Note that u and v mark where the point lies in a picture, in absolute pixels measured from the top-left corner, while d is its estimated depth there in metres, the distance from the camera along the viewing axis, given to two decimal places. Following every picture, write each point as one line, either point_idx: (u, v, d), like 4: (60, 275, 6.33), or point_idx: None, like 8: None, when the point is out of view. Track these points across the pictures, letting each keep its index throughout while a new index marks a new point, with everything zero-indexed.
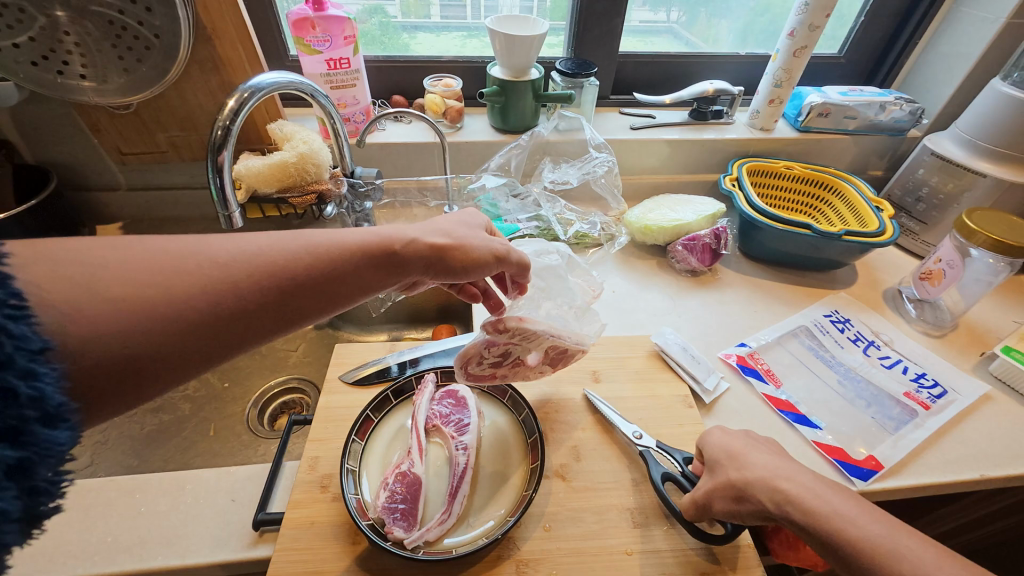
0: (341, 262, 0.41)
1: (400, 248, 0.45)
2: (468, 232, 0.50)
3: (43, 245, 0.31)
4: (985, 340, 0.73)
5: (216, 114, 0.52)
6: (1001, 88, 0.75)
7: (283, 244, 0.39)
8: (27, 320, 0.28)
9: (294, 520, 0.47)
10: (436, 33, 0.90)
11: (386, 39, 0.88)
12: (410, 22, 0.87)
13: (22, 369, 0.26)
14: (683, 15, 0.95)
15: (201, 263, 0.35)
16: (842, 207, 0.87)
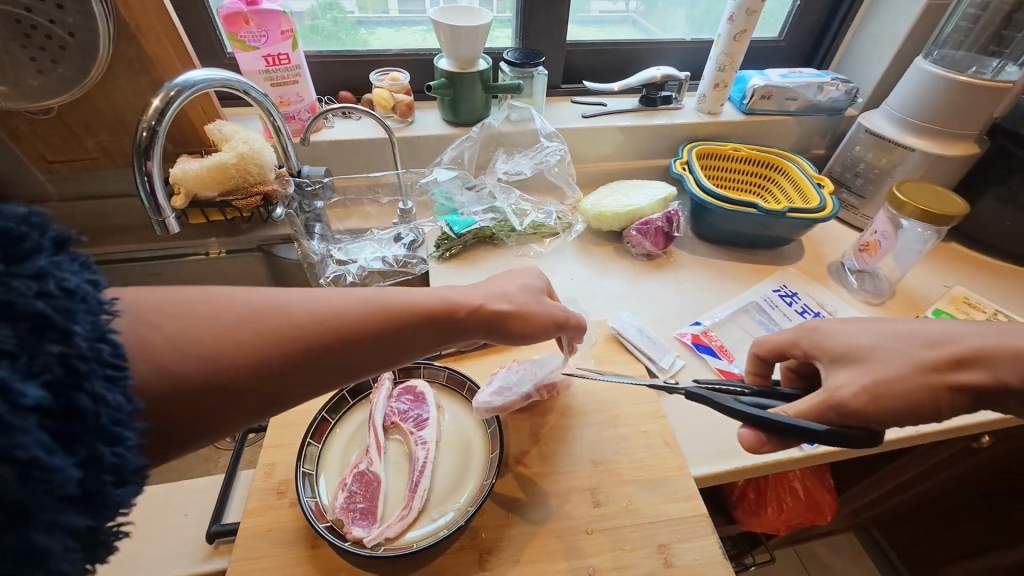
0: (401, 332, 0.43)
1: (460, 311, 0.46)
2: (532, 298, 0.51)
3: (151, 296, 0.35)
4: (919, 305, 0.77)
5: (140, 115, 0.49)
6: (924, 66, 0.79)
7: (343, 307, 0.41)
8: (122, 385, 0.28)
9: (251, 529, 0.46)
10: (396, 28, 0.89)
11: (343, 35, 0.86)
12: (367, 17, 0.85)
13: (110, 435, 0.27)
14: (641, 4, 0.97)
15: (276, 322, 0.37)
16: (787, 185, 0.90)
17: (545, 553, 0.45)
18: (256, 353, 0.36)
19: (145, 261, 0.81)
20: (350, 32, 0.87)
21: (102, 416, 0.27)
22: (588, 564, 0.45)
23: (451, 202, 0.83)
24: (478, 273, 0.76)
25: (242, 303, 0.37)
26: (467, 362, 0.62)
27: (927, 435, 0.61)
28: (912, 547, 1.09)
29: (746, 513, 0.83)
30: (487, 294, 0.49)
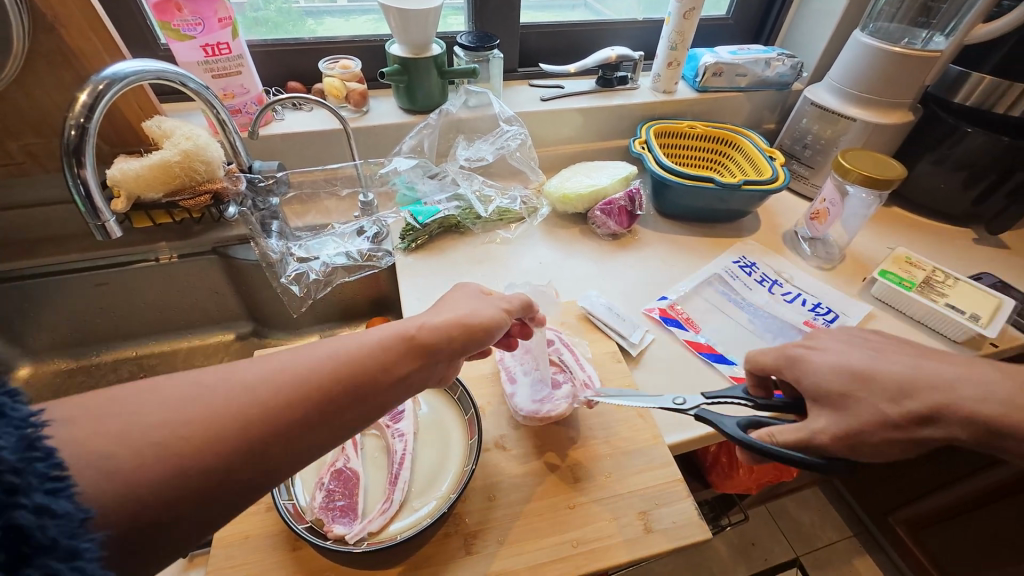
0: (386, 375, 0.38)
1: (429, 341, 0.41)
2: (473, 301, 0.47)
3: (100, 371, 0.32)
4: (867, 267, 0.82)
5: (66, 111, 0.46)
6: (861, 39, 0.83)
7: (307, 366, 0.35)
8: (68, 492, 0.25)
9: (226, 539, 0.45)
10: (344, 18, 0.86)
11: (288, 26, 0.83)
12: (313, 7, 0.83)
13: (64, 551, 0.24)
14: None
15: (232, 392, 0.32)
16: (742, 159, 0.93)
17: (529, 532, 0.46)
18: (246, 429, 0.31)
19: (91, 272, 0.76)
20: (295, 23, 0.84)
21: (50, 529, 0.24)
22: (573, 537, 0.46)
23: (413, 191, 0.81)
24: (446, 263, 0.75)
25: (221, 373, 0.33)
26: None
27: None
28: (870, 494, 1.17)
29: (720, 476, 0.88)
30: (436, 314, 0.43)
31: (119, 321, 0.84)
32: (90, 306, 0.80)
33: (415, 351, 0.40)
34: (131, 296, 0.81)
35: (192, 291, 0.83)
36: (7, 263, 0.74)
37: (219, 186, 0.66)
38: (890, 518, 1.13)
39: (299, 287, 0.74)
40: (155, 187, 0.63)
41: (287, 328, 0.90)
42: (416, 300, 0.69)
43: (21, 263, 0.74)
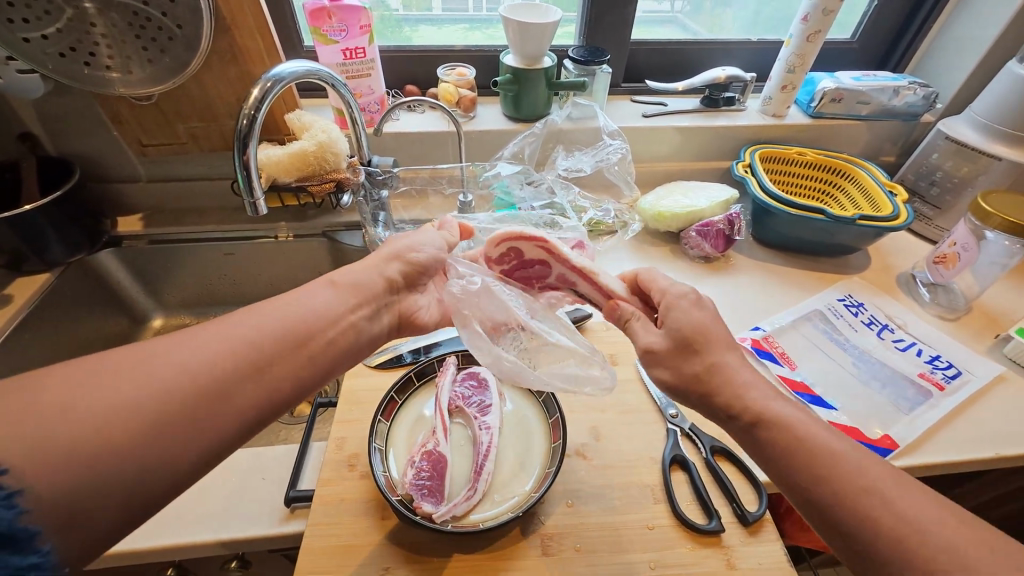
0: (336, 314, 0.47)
1: (358, 284, 0.51)
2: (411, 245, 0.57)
3: None
4: (1000, 323, 0.73)
5: (240, 104, 0.52)
6: (1015, 70, 0.76)
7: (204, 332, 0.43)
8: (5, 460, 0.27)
9: (326, 497, 0.49)
10: (439, 26, 0.91)
11: (388, 32, 0.89)
12: (412, 15, 0.88)
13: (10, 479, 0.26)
14: (687, 5, 0.96)
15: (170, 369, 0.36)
16: (855, 192, 0.87)
17: (605, 546, 0.46)
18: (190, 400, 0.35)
19: (220, 240, 0.87)
20: (392, 29, 0.89)
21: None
22: (651, 558, 0.45)
23: (509, 196, 0.82)
24: None
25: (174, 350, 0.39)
26: None
27: (1007, 458, 0.58)
28: None
29: (795, 526, 0.83)
30: (364, 262, 0.54)
31: (236, 288, 0.94)
32: (216, 272, 0.91)
33: (380, 259, 0.54)
34: (248, 267, 0.91)
35: (300, 269, 0.92)
36: (157, 226, 0.86)
37: (342, 176, 0.73)
38: None
39: None
40: (290, 172, 0.71)
41: None
42: None
43: (170, 228, 0.86)
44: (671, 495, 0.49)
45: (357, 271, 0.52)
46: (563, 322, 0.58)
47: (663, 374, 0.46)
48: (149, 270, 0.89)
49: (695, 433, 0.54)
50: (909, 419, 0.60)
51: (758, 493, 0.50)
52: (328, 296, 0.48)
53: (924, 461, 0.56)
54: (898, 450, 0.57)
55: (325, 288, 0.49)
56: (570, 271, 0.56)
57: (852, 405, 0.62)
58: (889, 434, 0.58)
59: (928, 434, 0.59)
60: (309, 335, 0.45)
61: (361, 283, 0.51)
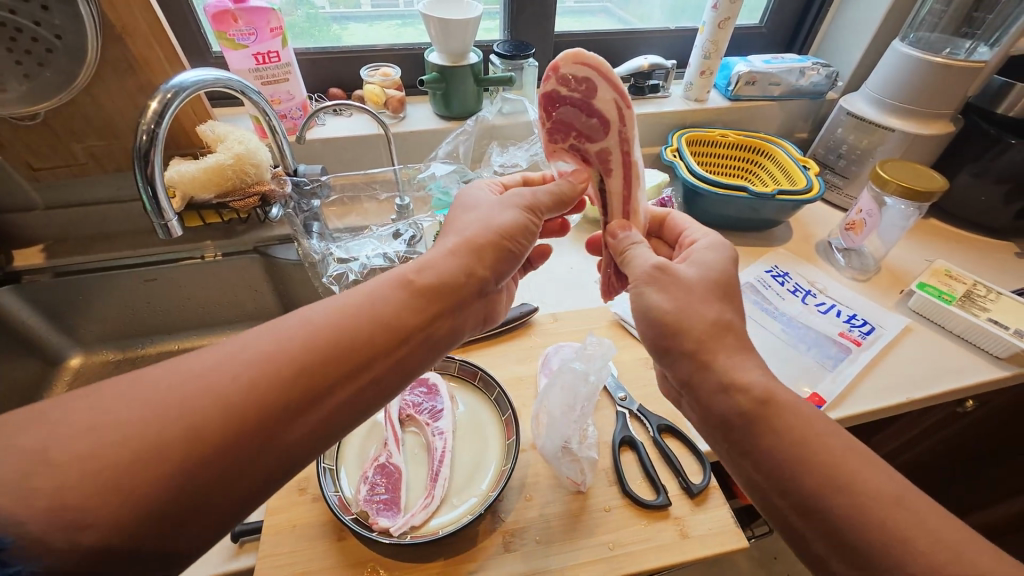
0: (379, 345, 0.39)
1: (436, 283, 0.43)
2: (476, 220, 0.48)
3: None
4: (903, 280, 0.81)
5: (138, 118, 0.48)
6: (901, 48, 0.83)
7: (224, 364, 0.34)
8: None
9: (275, 526, 0.47)
10: (368, 23, 0.88)
11: (315, 32, 0.85)
12: (339, 12, 0.84)
13: None
14: None
15: None
16: (773, 168, 0.93)
17: (566, 533, 0.47)
18: None
19: (139, 266, 0.80)
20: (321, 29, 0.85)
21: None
22: (609, 539, 0.47)
23: (448, 197, 0.81)
24: None
25: None
26: (474, 353, 0.64)
27: (915, 402, 0.64)
28: None
29: None
30: (442, 254, 0.45)
31: (162, 314, 0.88)
32: (139, 300, 0.84)
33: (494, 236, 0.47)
34: (174, 291, 0.85)
35: (233, 287, 0.87)
36: (61, 257, 0.78)
37: (267, 188, 0.69)
38: None
39: (339, 287, 0.73)
40: (209, 189, 0.66)
41: None
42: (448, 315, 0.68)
43: (78, 257, 0.79)
44: (622, 475, 0.51)
45: (437, 262, 0.44)
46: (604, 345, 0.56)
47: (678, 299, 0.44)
48: (58, 306, 0.81)
49: (643, 413, 0.56)
50: (833, 375, 0.65)
51: (702, 463, 0.52)
52: (387, 310, 0.40)
53: (846, 414, 0.61)
54: (825, 407, 0.61)
55: (399, 291, 0.41)
56: (615, 155, 0.50)
57: (783, 369, 0.66)
58: (816, 392, 0.63)
59: (850, 388, 0.64)
60: (351, 344, 0.37)
61: (433, 282, 0.43)
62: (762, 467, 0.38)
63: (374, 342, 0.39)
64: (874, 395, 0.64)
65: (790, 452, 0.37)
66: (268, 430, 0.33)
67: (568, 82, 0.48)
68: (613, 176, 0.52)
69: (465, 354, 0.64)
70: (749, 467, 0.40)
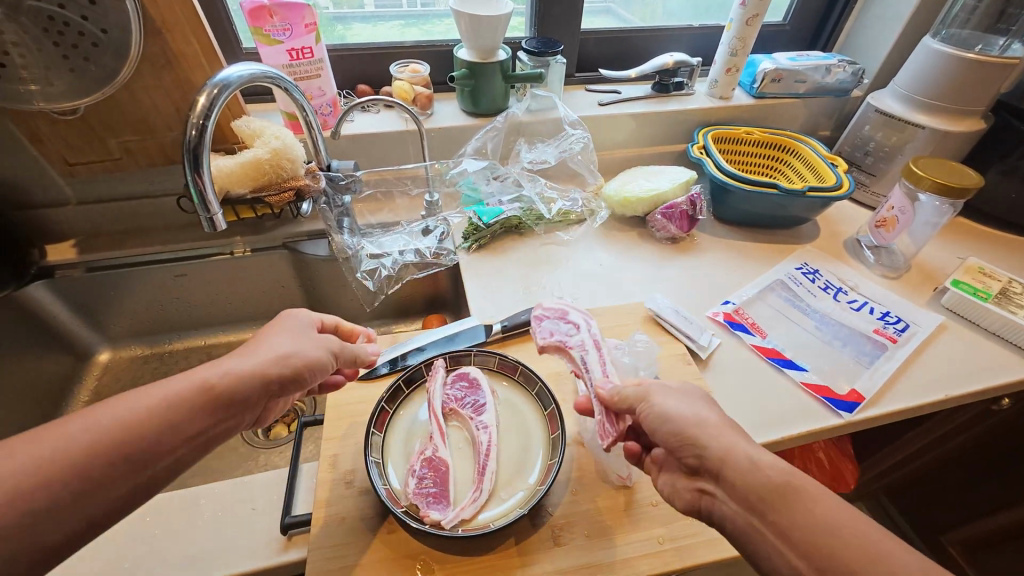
0: (173, 445, 0.35)
1: (235, 392, 0.39)
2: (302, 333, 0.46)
3: None
4: (935, 277, 0.81)
5: (187, 113, 0.48)
6: (931, 45, 0.82)
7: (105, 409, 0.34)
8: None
9: (324, 518, 0.47)
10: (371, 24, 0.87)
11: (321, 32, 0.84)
12: (342, 14, 0.84)
13: None
14: None
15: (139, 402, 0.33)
16: (800, 165, 0.93)
17: (615, 528, 0.47)
18: None
19: (169, 262, 0.81)
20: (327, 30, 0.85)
21: None
22: (658, 534, 0.47)
23: (476, 192, 0.85)
24: (508, 263, 0.78)
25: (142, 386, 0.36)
26: (512, 348, 0.64)
27: (953, 400, 0.64)
28: (919, 514, 1.14)
29: None
30: (256, 358, 0.41)
31: (189, 310, 0.88)
32: (167, 296, 0.85)
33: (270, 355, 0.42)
34: (202, 288, 0.85)
35: (261, 283, 0.87)
36: (93, 253, 0.79)
37: (302, 184, 0.69)
38: (941, 539, 1.10)
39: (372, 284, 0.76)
40: (245, 183, 0.66)
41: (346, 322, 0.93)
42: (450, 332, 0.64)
43: (110, 253, 0.79)
44: None
45: (246, 367, 0.40)
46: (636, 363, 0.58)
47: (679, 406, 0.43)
48: (88, 301, 0.81)
49: None
50: (870, 372, 0.65)
51: None
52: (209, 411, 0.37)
53: (885, 411, 0.61)
54: (864, 403, 0.61)
55: (190, 393, 0.37)
56: (591, 343, 0.54)
57: (820, 365, 0.66)
58: (855, 389, 0.63)
59: (887, 385, 0.64)
60: (149, 442, 0.34)
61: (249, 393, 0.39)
62: (737, 494, 0.38)
63: (165, 441, 0.35)
64: (912, 392, 0.63)
65: (764, 483, 0.37)
66: (103, 483, 0.32)
67: (554, 313, 0.57)
68: (591, 355, 0.53)
69: (502, 349, 0.64)
70: (724, 494, 0.39)
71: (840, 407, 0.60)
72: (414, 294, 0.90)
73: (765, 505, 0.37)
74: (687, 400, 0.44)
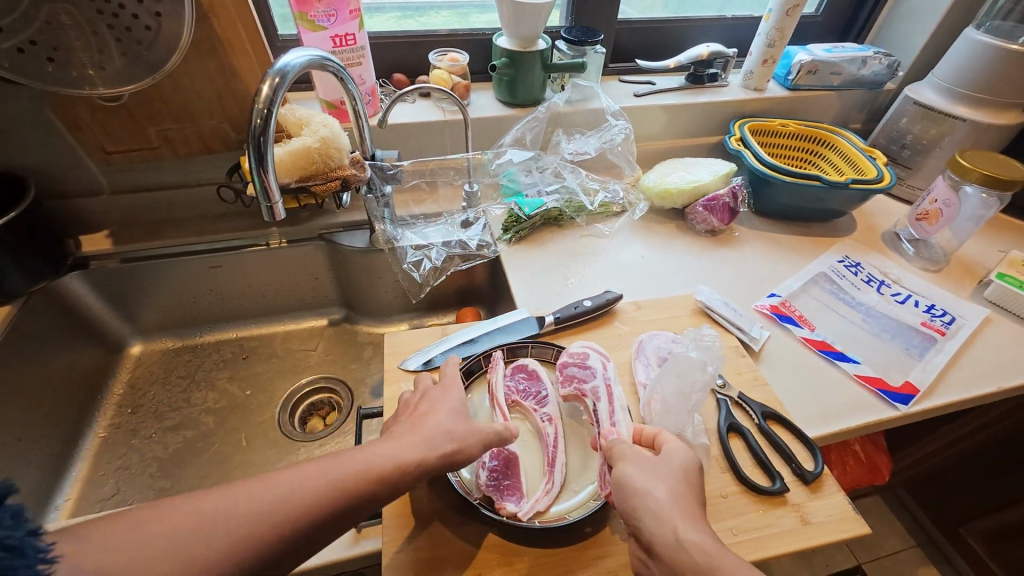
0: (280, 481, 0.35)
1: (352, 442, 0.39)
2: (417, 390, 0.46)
3: None
4: (976, 271, 0.81)
5: (252, 101, 0.47)
6: (975, 37, 0.82)
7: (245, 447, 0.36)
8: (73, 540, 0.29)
9: (395, 511, 0.46)
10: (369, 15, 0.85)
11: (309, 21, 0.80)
12: None
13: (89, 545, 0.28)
14: None
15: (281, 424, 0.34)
16: (837, 158, 0.92)
17: None
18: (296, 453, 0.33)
19: (205, 253, 0.79)
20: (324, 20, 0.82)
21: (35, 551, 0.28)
22: (731, 526, 0.47)
23: (515, 183, 0.84)
24: (550, 256, 0.78)
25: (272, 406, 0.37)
26: (566, 339, 0.63)
27: (1004, 392, 0.64)
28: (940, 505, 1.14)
29: None
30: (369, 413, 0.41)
31: (221, 303, 0.86)
32: (201, 288, 0.83)
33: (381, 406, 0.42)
34: (237, 280, 0.84)
35: (296, 275, 0.86)
36: (128, 243, 0.77)
37: (348, 173, 0.67)
38: (962, 529, 1.10)
39: (418, 274, 0.81)
40: (292, 173, 0.65)
41: (377, 315, 0.92)
42: (499, 332, 0.63)
43: (146, 244, 0.78)
44: (735, 462, 0.51)
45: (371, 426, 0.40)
46: (709, 360, 0.52)
47: (641, 465, 0.42)
48: (123, 292, 0.80)
49: (745, 400, 0.56)
50: (922, 364, 0.65)
51: (812, 450, 0.52)
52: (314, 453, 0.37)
53: (940, 403, 0.61)
54: (919, 395, 0.61)
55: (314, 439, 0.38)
56: (604, 389, 0.53)
57: (872, 357, 0.66)
58: (909, 381, 0.63)
59: (940, 377, 0.64)
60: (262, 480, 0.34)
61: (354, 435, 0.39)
62: (664, 567, 0.37)
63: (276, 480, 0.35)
64: (964, 384, 0.63)
65: (689, 560, 0.36)
66: None
67: (576, 358, 0.56)
68: (603, 403, 0.51)
69: (554, 341, 0.63)
70: (653, 564, 0.38)
71: (896, 399, 0.60)
72: (448, 287, 0.90)
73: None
74: (652, 471, 0.41)
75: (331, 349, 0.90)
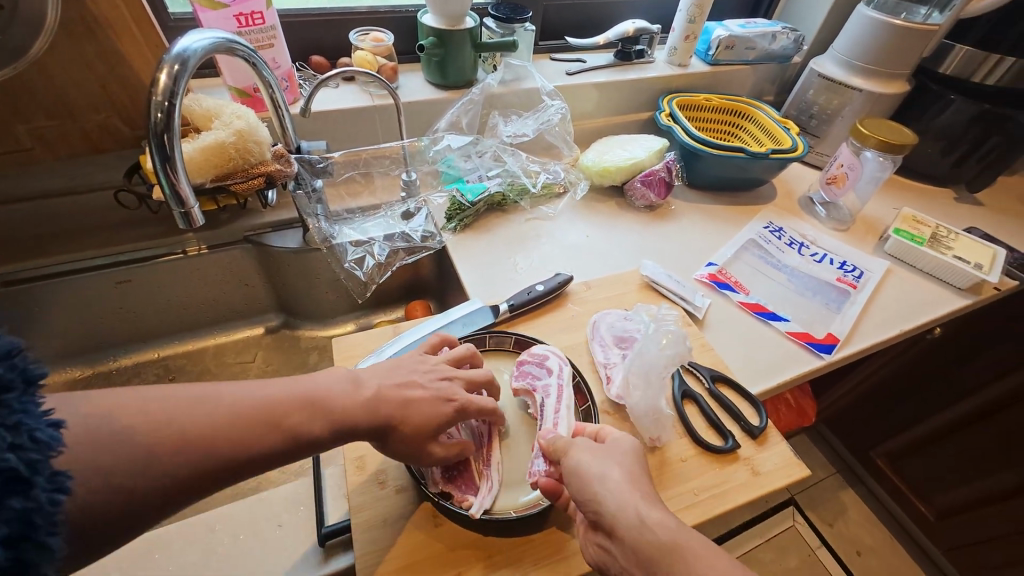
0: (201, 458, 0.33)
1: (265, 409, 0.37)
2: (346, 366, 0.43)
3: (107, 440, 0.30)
4: (876, 227, 0.90)
5: (148, 92, 0.41)
6: (866, 13, 0.89)
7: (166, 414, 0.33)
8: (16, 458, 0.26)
9: (364, 523, 0.44)
10: None
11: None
12: None
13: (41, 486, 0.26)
14: None
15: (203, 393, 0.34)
16: (755, 129, 0.98)
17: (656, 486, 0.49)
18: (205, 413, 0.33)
19: (106, 268, 0.69)
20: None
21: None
22: (692, 487, 0.50)
23: (455, 169, 0.82)
24: (496, 241, 0.76)
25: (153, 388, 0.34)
26: (521, 327, 0.63)
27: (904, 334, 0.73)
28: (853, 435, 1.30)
29: None
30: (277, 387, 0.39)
31: (133, 322, 0.77)
32: (107, 308, 0.73)
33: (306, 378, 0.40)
34: (152, 294, 0.75)
35: (221, 283, 0.78)
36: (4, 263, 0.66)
37: (272, 168, 0.61)
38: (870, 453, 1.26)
39: (361, 272, 0.77)
40: (206, 171, 0.58)
41: (319, 318, 0.87)
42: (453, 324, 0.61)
43: (26, 262, 0.67)
44: (689, 425, 0.54)
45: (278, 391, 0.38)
46: (674, 340, 0.54)
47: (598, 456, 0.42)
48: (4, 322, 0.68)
49: (695, 367, 0.59)
50: (840, 317, 0.72)
51: (756, 406, 0.56)
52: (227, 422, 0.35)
53: (856, 350, 0.68)
54: (839, 345, 0.68)
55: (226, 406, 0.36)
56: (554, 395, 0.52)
57: (799, 315, 0.72)
58: (831, 333, 0.69)
59: (854, 327, 0.72)
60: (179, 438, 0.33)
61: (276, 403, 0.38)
62: (628, 552, 0.37)
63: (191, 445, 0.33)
64: (874, 331, 0.71)
65: (651, 540, 0.36)
66: None
67: (537, 357, 0.55)
68: (552, 400, 0.51)
69: (510, 329, 0.63)
70: (616, 551, 0.38)
71: (821, 351, 0.66)
72: (392, 282, 0.86)
73: (650, 563, 0.36)
74: (604, 455, 0.42)
75: (271, 358, 0.83)
